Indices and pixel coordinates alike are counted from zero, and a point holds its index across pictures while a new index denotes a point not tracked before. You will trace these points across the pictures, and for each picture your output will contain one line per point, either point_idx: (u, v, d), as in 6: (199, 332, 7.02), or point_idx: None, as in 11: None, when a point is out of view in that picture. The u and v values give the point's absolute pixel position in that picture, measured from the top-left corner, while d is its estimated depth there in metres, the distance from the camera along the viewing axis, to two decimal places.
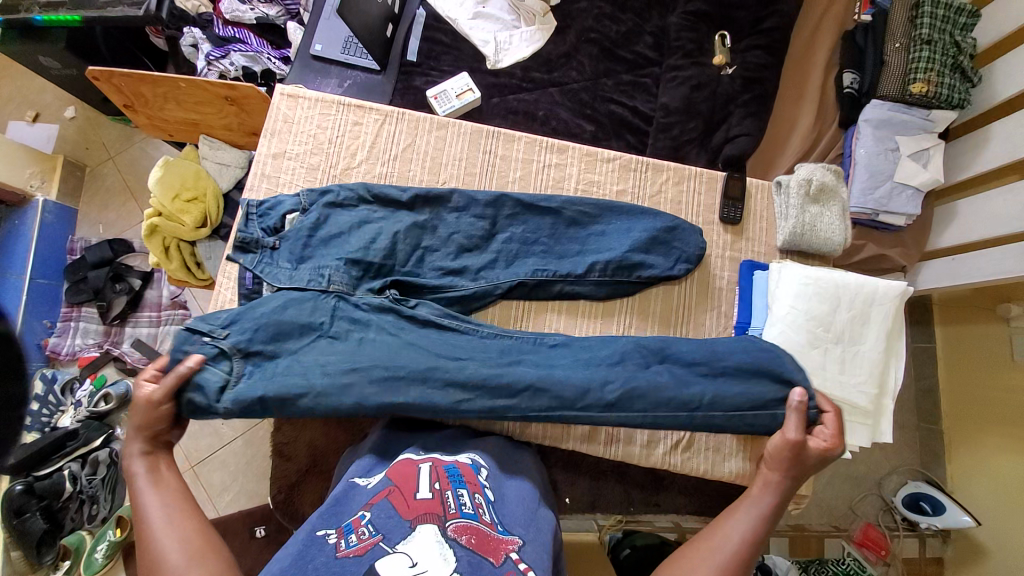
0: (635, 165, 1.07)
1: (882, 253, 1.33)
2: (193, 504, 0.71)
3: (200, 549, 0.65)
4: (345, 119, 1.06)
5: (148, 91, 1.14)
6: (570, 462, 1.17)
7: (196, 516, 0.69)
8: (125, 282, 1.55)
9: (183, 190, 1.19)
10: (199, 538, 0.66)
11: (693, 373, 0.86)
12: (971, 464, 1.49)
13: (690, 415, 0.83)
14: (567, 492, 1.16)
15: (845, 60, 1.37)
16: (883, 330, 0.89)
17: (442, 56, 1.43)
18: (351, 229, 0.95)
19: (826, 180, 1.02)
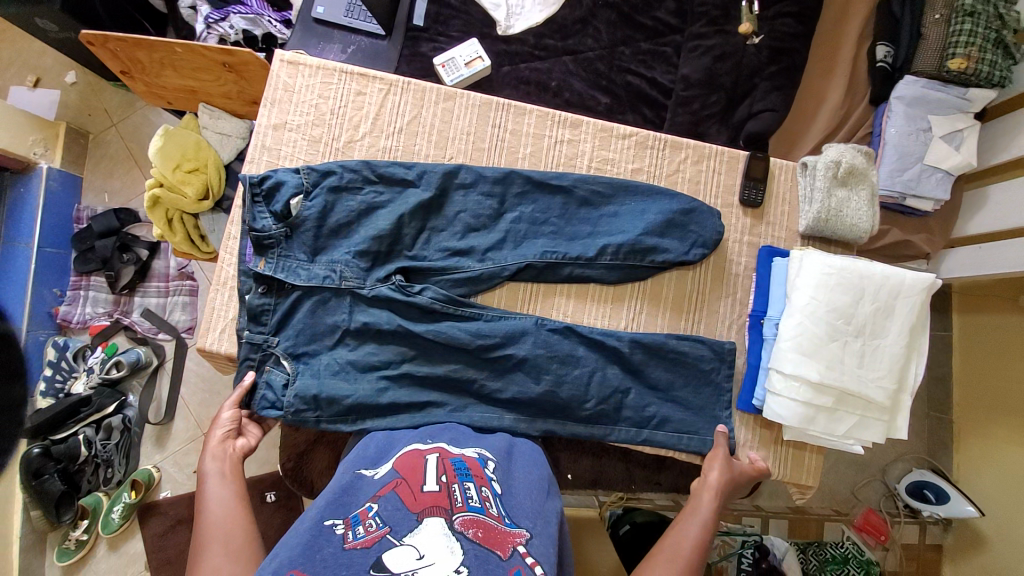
0: (653, 142, 1.01)
1: (907, 239, 1.27)
2: (241, 513, 0.75)
3: (237, 547, 0.70)
4: (347, 89, 1.01)
5: (144, 56, 1.09)
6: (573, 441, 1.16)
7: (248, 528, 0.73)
8: (132, 252, 1.54)
9: (184, 160, 1.17)
10: (236, 538, 0.71)
11: (666, 375, 0.92)
12: (980, 455, 1.46)
13: (658, 404, 0.91)
14: (569, 469, 1.15)
15: (880, 31, 1.28)
16: (905, 325, 0.86)
17: (451, 20, 1.36)
18: (355, 208, 0.92)
19: (855, 162, 0.96)
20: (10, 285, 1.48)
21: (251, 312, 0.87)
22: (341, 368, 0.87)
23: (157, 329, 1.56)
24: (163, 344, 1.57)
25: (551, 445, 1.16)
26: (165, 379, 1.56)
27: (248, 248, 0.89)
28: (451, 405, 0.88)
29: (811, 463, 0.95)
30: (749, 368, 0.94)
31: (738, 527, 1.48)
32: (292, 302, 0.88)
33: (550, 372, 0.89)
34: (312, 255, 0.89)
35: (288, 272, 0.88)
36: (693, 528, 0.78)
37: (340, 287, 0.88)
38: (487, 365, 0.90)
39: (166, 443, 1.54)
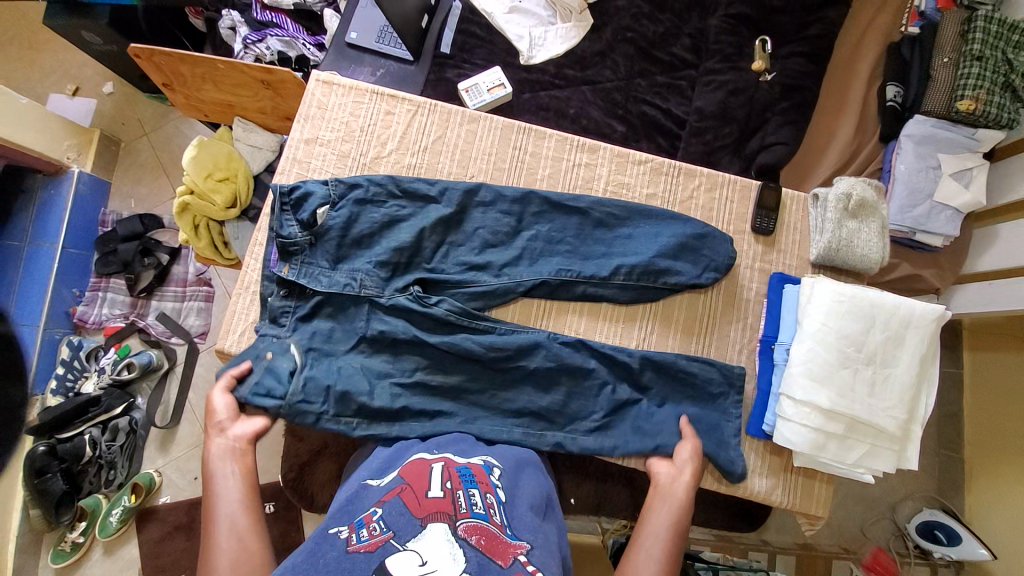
0: (667, 168, 1.05)
1: (916, 273, 1.28)
2: (244, 494, 0.77)
3: (245, 529, 0.72)
4: (377, 109, 1.06)
5: (187, 70, 1.15)
6: (577, 464, 1.18)
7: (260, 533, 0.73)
8: (153, 257, 1.58)
9: (216, 170, 1.21)
10: (244, 521, 0.73)
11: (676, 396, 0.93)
12: (992, 496, 1.44)
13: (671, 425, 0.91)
14: (573, 493, 1.17)
15: (890, 71, 1.32)
16: (916, 354, 0.86)
17: (475, 48, 1.43)
18: (378, 220, 0.95)
19: (866, 195, 0.98)
20: (33, 283, 1.52)
21: (272, 314, 0.90)
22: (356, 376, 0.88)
23: (171, 333, 1.59)
24: (176, 348, 1.60)
25: (556, 465, 1.17)
26: (173, 383, 1.57)
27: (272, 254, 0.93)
28: (461, 416, 0.89)
29: (821, 495, 0.94)
30: (759, 393, 0.94)
31: (744, 562, 1.44)
32: (311, 306, 0.90)
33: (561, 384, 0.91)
34: (334, 263, 0.92)
35: (310, 278, 0.91)
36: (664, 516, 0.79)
37: (360, 295, 0.91)
38: (500, 377, 0.92)
39: (170, 447, 1.54)
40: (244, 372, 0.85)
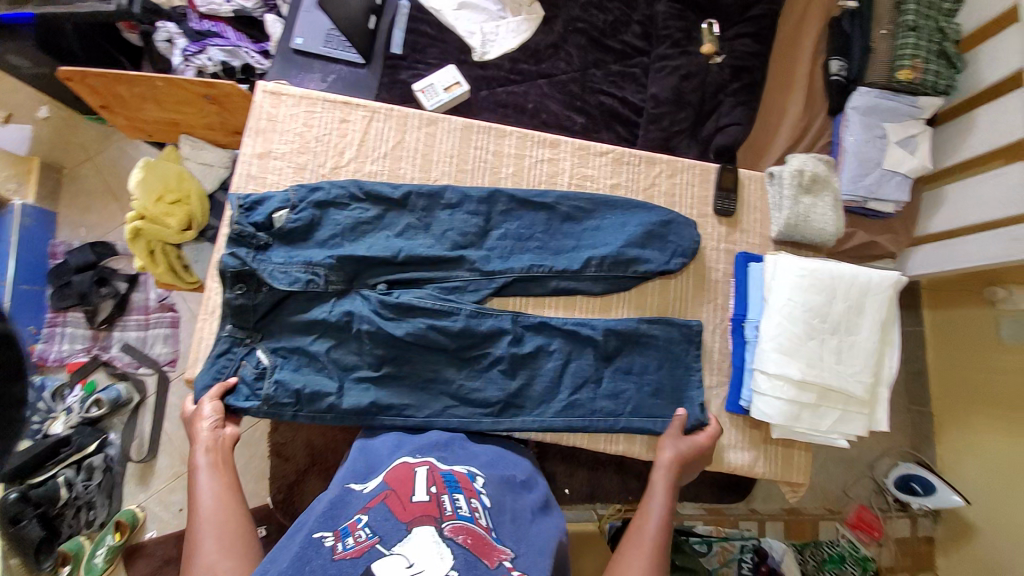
0: (628, 158, 1.05)
1: (872, 240, 1.34)
2: (237, 503, 0.77)
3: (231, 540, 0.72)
4: (331, 117, 1.04)
5: (125, 91, 1.11)
6: (570, 455, 1.24)
7: (241, 525, 0.74)
8: (110, 286, 1.52)
9: (167, 192, 1.16)
10: (231, 526, 0.73)
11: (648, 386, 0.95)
12: (961, 444, 1.52)
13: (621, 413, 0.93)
14: (566, 484, 1.22)
15: (833, 47, 1.37)
16: (877, 321, 0.89)
17: (428, 48, 1.40)
18: (342, 223, 0.94)
19: (818, 171, 1.02)
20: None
21: (232, 311, 0.88)
22: (321, 367, 0.90)
23: (137, 363, 1.53)
24: (144, 379, 1.54)
25: (548, 457, 1.22)
26: (146, 416, 1.52)
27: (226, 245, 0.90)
28: (428, 408, 0.91)
29: (801, 461, 0.98)
30: (734, 370, 0.96)
31: (736, 533, 1.48)
32: (275, 304, 0.90)
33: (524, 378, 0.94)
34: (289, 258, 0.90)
35: (267, 275, 0.88)
36: (654, 514, 0.80)
37: (326, 292, 0.90)
38: (467, 366, 0.94)
39: (151, 480, 1.49)
40: (232, 385, 0.87)
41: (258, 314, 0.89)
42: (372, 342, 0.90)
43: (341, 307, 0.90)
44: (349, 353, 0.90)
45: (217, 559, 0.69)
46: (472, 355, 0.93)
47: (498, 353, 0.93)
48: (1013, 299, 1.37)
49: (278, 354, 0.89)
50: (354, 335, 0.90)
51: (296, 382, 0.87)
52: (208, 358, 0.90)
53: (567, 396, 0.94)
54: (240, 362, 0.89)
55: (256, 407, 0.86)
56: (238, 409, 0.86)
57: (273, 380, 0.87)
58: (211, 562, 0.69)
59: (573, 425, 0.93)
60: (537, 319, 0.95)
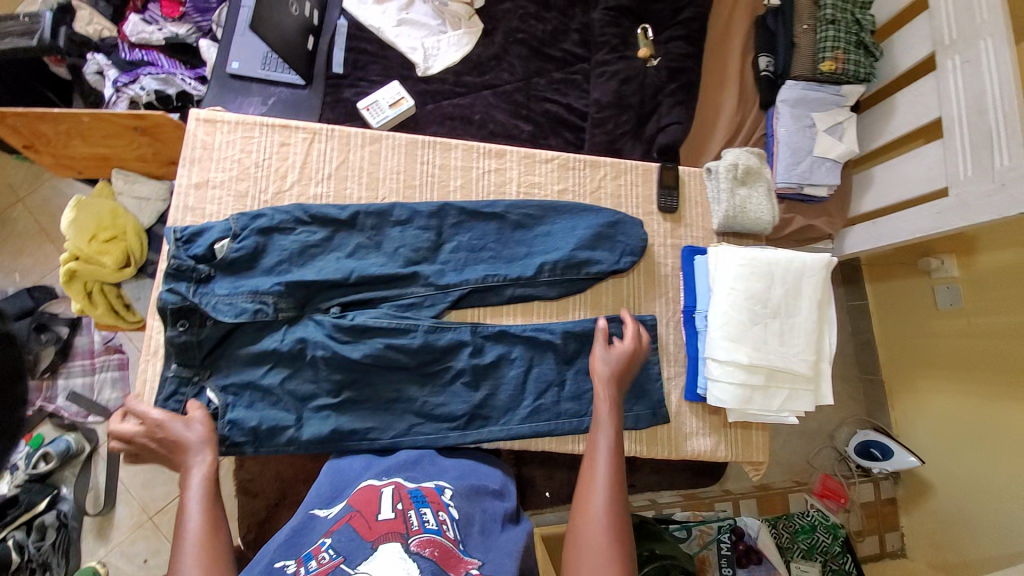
0: (573, 163, 1.08)
1: (810, 223, 1.42)
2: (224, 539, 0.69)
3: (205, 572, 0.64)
4: (270, 141, 1.02)
5: (49, 128, 1.05)
6: (547, 458, 1.26)
7: (217, 554, 0.66)
8: (50, 331, 1.44)
9: (100, 230, 1.11)
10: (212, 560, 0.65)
11: None
12: (911, 407, 1.61)
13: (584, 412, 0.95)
14: (546, 486, 1.25)
15: (761, 44, 1.44)
16: (814, 302, 0.94)
17: (370, 65, 1.40)
18: (289, 248, 0.93)
19: (750, 163, 1.08)
20: None
21: (177, 350, 0.85)
22: (276, 399, 0.87)
23: (86, 412, 1.44)
24: (95, 428, 1.45)
25: (526, 461, 1.25)
26: (99, 466, 1.42)
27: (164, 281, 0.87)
28: (394, 429, 0.90)
29: (759, 440, 1.02)
30: (689, 360, 0.99)
31: (713, 514, 1.52)
32: (226, 335, 0.88)
33: (487, 389, 0.94)
34: (235, 288, 0.88)
35: (212, 307, 0.85)
36: (604, 441, 0.80)
37: (276, 319, 0.88)
38: (429, 382, 0.93)
39: (110, 534, 1.40)
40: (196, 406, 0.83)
41: (204, 350, 0.87)
42: (328, 367, 0.88)
43: (293, 335, 0.89)
44: (304, 383, 0.88)
45: None
46: (433, 371, 0.93)
47: (459, 364, 0.93)
48: (944, 269, 1.46)
49: (228, 391, 0.86)
50: (309, 362, 0.89)
51: (252, 420, 0.85)
52: (156, 404, 0.86)
53: (532, 402, 0.95)
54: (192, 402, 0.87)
55: (213, 449, 0.85)
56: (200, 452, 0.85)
57: (226, 421, 0.85)
58: None
59: (540, 431, 0.94)
60: (496, 328, 0.96)
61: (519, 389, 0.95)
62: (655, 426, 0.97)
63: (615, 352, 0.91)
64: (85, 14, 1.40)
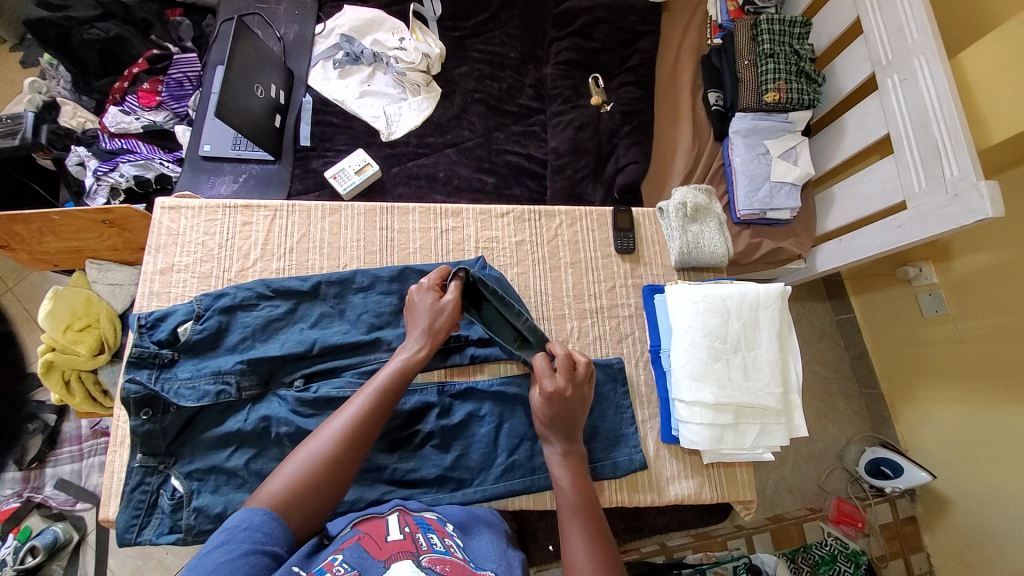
0: (528, 215, 1.11)
1: (779, 246, 1.41)
2: (344, 467, 0.72)
3: (327, 472, 0.70)
4: (232, 221, 1.05)
5: (23, 228, 1.09)
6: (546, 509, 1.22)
7: (334, 470, 0.70)
8: (38, 420, 1.47)
9: (75, 319, 1.13)
10: (332, 469, 0.70)
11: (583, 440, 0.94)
12: (914, 418, 1.56)
13: None
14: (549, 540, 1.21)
15: (708, 80, 1.51)
16: (773, 332, 0.94)
17: (336, 135, 1.45)
18: (251, 325, 0.94)
19: (698, 201, 1.10)
20: None
21: (141, 439, 0.85)
22: (243, 481, 0.86)
23: (75, 499, 1.41)
24: (84, 514, 1.42)
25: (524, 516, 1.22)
26: (88, 555, 1.38)
27: (127, 369, 0.88)
28: (365, 501, 0.88)
29: (744, 478, 0.99)
30: (660, 401, 0.99)
31: (726, 554, 1.42)
32: (188, 419, 0.88)
33: (457, 450, 0.94)
34: (197, 371, 0.89)
35: (175, 392, 0.86)
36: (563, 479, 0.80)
37: (240, 399, 0.89)
38: (399, 448, 0.93)
39: None
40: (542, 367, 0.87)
41: (169, 438, 0.86)
42: (293, 444, 0.87)
43: (257, 413, 0.89)
44: (269, 461, 0.88)
45: (301, 469, 0.69)
46: (402, 436, 0.94)
47: (427, 426, 0.95)
48: (924, 276, 1.45)
49: (193, 478, 0.86)
50: (274, 440, 0.88)
51: (218, 505, 0.84)
52: (123, 495, 0.85)
53: (506, 460, 0.95)
54: (157, 493, 0.86)
55: (181, 539, 0.83)
56: (162, 544, 0.83)
57: (192, 508, 0.84)
58: (289, 476, 0.68)
59: (517, 489, 0.93)
60: (464, 386, 0.99)
61: (491, 447, 0.95)
62: (636, 473, 0.95)
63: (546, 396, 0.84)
64: (68, 109, 1.49)
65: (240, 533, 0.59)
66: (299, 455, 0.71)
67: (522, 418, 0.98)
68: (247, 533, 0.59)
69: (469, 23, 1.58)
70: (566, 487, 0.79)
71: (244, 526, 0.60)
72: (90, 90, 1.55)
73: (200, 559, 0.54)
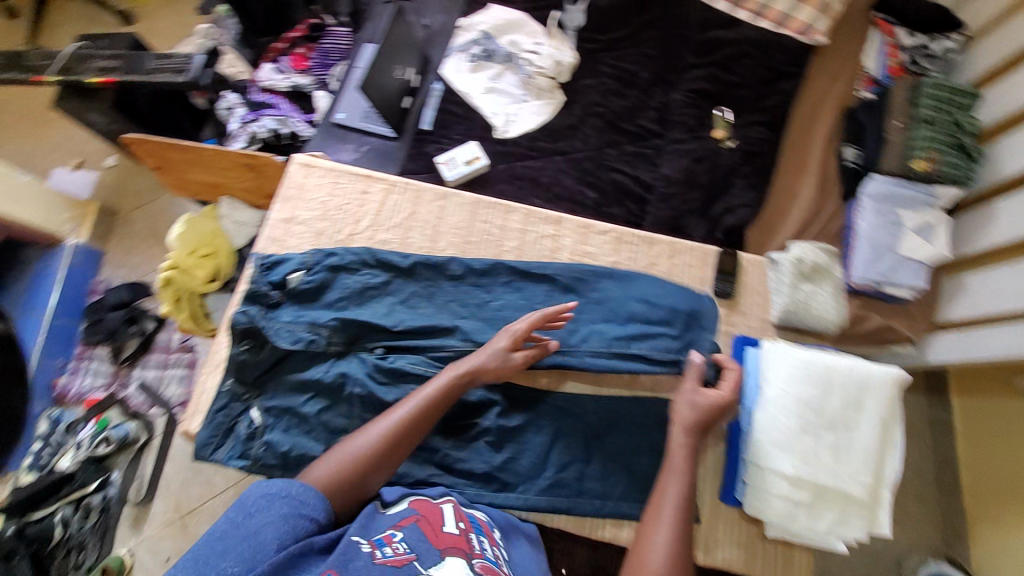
0: (630, 238, 1.09)
1: (888, 324, 1.28)
2: (377, 468, 0.78)
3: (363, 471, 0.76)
4: (353, 188, 1.12)
5: (176, 156, 1.24)
6: None
7: (369, 470, 0.77)
8: (139, 325, 1.61)
9: (200, 246, 1.27)
10: (368, 468, 0.77)
11: None
12: (994, 544, 1.36)
13: (602, 502, 0.92)
14: None
15: (846, 134, 1.43)
16: (877, 418, 0.87)
17: (453, 125, 1.50)
18: (350, 287, 1.00)
19: (818, 260, 1.08)
20: (28, 338, 1.55)
21: (235, 366, 0.93)
22: (310, 428, 0.92)
23: (151, 403, 1.57)
24: (155, 419, 1.56)
25: None
26: (149, 457, 1.52)
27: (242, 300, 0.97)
28: (412, 478, 0.91)
29: (802, 562, 0.89)
30: (728, 461, 0.91)
31: None
32: (278, 359, 0.95)
33: (509, 453, 0.94)
34: (296, 318, 0.95)
35: (275, 333, 0.93)
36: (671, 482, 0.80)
37: (325, 352, 0.95)
38: (455, 435, 0.95)
39: (143, 525, 1.47)
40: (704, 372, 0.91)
41: (258, 371, 0.94)
42: (362, 407, 0.92)
43: (337, 369, 0.94)
44: (337, 416, 0.92)
45: (342, 463, 0.76)
46: (461, 425, 0.95)
47: (484, 422, 0.95)
48: None
49: (269, 414, 0.92)
50: (345, 398, 0.93)
51: (285, 444, 0.90)
52: (208, 412, 0.93)
53: (554, 475, 0.93)
54: (236, 419, 0.93)
55: (247, 466, 0.90)
56: (231, 467, 0.90)
57: (263, 441, 0.90)
58: (331, 468, 0.75)
59: (559, 507, 0.91)
60: (528, 393, 0.97)
61: (542, 459, 0.94)
62: None
63: (703, 396, 0.87)
64: (229, 58, 1.68)
65: (278, 500, 0.67)
66: (344, 448, 0.78)
67: (576, 439, 0.96)
68: (284, 501, 0.67)
69: (606, 37, 1.59)
70: (682, 477, 0.81)
71: (281, 494, 0.68)
72: (251, 44, 1.72)
73: (242, 513, 0.65)
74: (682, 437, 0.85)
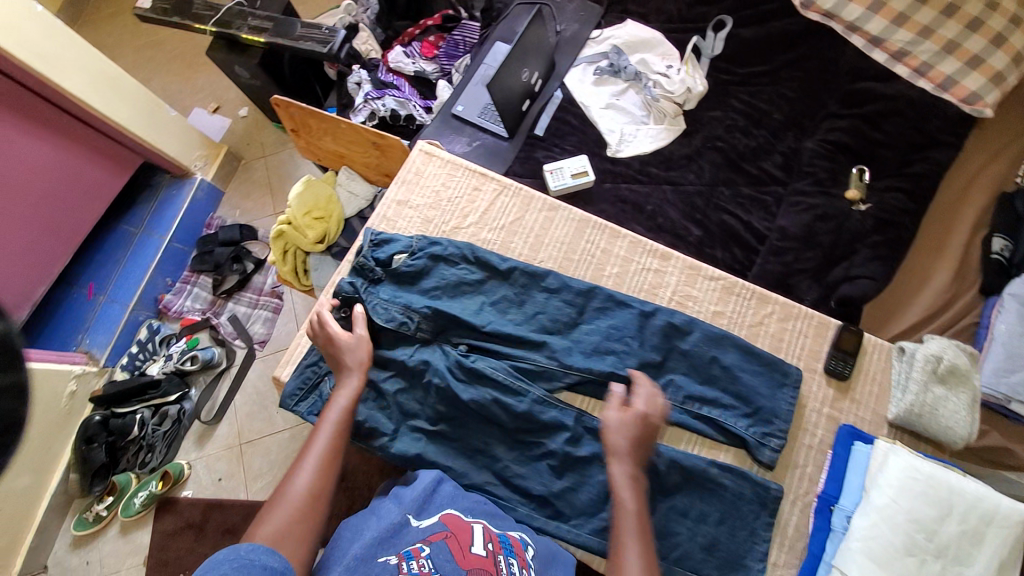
0: (739, 289, 1.04)
1: (1008, 446, 1.08)
2: (325, 489, 0.77)
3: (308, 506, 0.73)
4: (466, 183, 1.15)
5: (315, 123, 1.32)
6: None
7: (318, 501, 0.75)
8: (241, 264, 1.74)
9: (315, 208, 1.36)
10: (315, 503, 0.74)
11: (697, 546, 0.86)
12: None
13: None
14: None
15: (998, 221, 1.24)
16: (999, 558, 0.77)
17: (567, 135, 1.49)
18: (447, 278, 1.02)
19: (958, 362, 0.92)
20: (144, 254, 1.67)
21: None
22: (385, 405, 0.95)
23: (237, 335, 1.69)
24: (236, 350, 1.69)
25: None
26: (225, 383, 1.66)
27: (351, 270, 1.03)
28: (470, 479, 0.91)
29: None
30: (809, 557, 0.86)
31: None
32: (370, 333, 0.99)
33: (569, 481, 0.92)
34: (393, 297, 0.99)
35: (374, 308, 0.97)
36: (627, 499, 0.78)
37: (414, 336, 0.97)
38: (518, 449, 0.94)
39: (206, 443, 1.60)
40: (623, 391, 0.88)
41: None
42: (438, 396, 0.94)
43: (420, 355, 0.96)
44: (412, 400, 0.95)
45: (289, 509, 0.72)
46: (526, 441, 0.94)
47: (551, 445, 0.93)
48: None
49: None
50: (423, 385, 0.95)
51: (359, 416, 0.93)
52: (298, 365, 0.99)
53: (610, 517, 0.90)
54: (321, 378, 0.97)
55: None
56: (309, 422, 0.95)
57: None
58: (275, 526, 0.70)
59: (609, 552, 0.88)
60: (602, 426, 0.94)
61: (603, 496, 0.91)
62: None
63: (630, 417, 0.84)
64: (364, 36, 1.74)
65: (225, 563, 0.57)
66: (283, 499, 0.73)
67: None
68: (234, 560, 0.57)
69: (743, 70, 1.51)
70: (633, 512, 0.77)
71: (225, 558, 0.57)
72: (387, 26, 1.81)
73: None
74: (623, 467, 0.81)
